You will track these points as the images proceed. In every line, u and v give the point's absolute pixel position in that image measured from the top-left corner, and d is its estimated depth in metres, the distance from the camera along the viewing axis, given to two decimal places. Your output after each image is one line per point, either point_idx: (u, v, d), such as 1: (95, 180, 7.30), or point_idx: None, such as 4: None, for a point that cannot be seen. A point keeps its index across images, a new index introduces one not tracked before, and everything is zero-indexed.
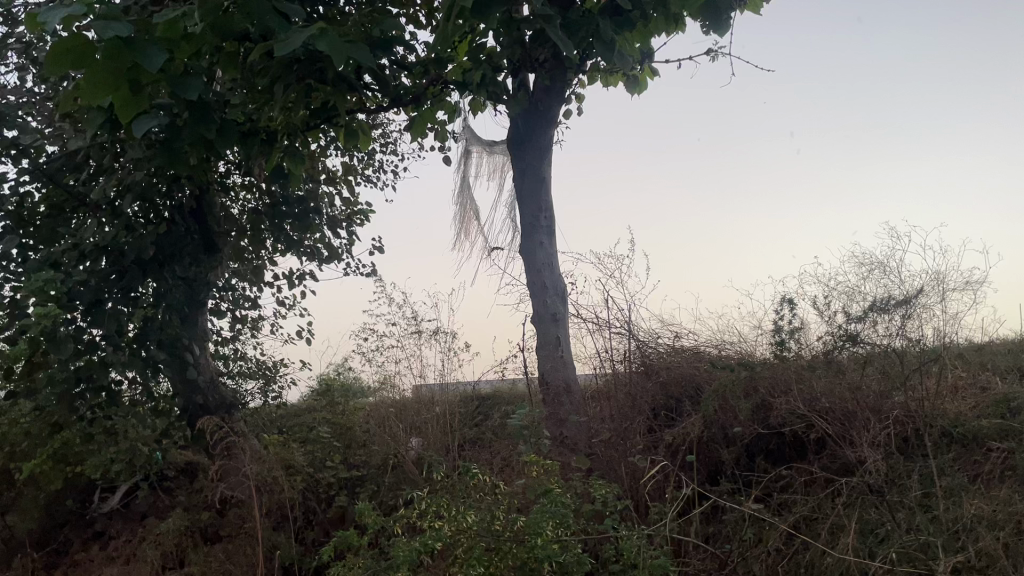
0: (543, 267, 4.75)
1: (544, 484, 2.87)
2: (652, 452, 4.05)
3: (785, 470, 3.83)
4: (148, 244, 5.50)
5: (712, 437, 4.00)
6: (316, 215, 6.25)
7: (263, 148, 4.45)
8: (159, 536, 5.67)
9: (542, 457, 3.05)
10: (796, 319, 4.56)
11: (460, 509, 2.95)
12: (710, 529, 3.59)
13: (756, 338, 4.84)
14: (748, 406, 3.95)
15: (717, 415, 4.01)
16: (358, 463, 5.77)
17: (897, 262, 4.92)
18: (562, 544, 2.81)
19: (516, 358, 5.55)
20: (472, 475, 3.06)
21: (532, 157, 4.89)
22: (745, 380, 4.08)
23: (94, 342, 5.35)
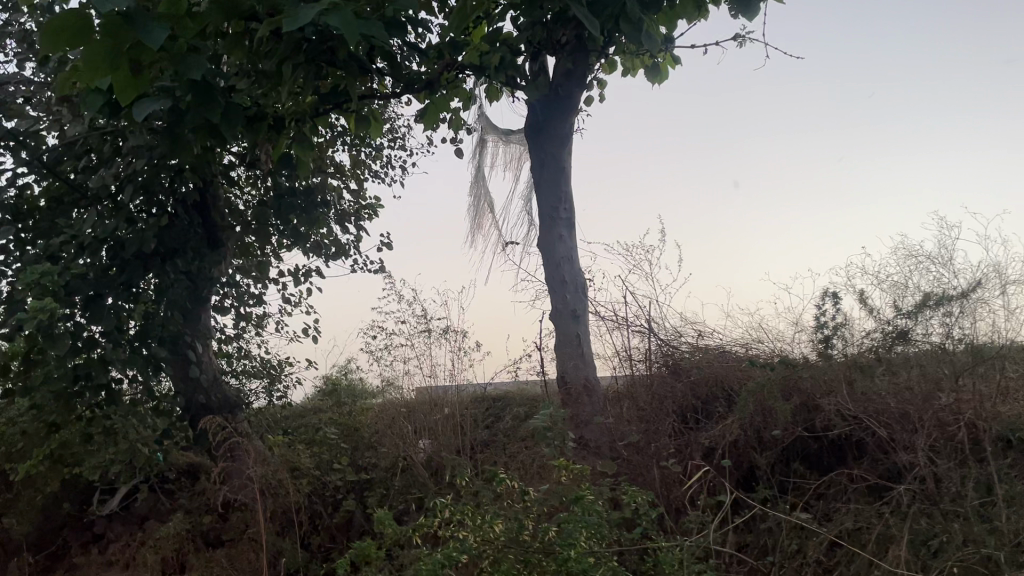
0: (562, 261, 4.55)
1: (575, 492, 2.65)
2: (683, 455, 3.85)
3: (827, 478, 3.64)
4: (150, 239, 5.29)
5: (746, 440, 3.80)
6: (324, 208, 6.04)
7: (271, 135, 4.24)
8: (159, 541, 5.46)
9: (572, 462, 2.84)
10: (839, 314, 4.31)
11: (483, 518, 2.74)
12: (746, 538, 3.39)
13: (794, 335, 4.60)
14: (784, 407, 3.73)
15: (753, 417, 3.80)
16: (368, 465, 5.55)
17: (947, 253, 4.64)
18: (596, 557, 2.56)
19: (530, 358, 5.36)
20: (497, 480, 2.85)
21: (550, 145, 4.69)
22: (778, 380, 3.87)
23: (94, 339, 5.14)
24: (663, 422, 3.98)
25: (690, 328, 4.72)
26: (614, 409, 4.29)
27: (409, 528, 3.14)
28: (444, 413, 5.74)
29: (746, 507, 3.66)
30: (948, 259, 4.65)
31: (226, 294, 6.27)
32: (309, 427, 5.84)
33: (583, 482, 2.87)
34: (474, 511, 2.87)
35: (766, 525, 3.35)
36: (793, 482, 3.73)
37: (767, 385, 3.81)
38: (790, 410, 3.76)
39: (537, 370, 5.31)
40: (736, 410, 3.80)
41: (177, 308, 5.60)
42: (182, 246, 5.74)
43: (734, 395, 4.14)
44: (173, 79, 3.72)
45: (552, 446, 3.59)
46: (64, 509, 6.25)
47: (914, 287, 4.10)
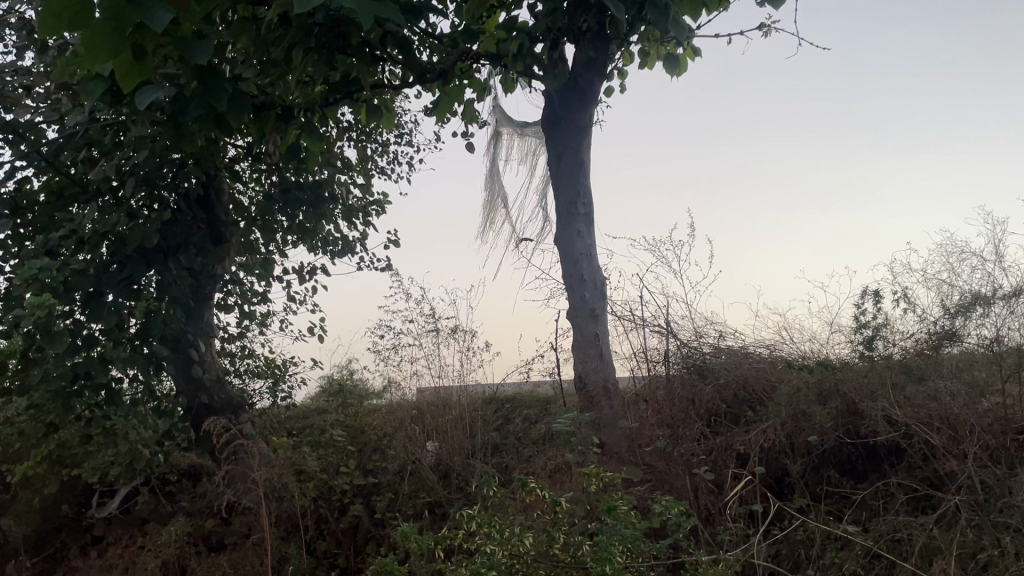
0: (581, 257, 4.41)
1: (608, 502, 2.50)
2: (711, 461, 3.72)
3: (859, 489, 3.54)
4: (152, 233, 5.12)
5: (778, 445, 3.67)
6: (331, 203, 5.88)
7: (279, 126, 4.00)
8: (159, 546, 5.31)
9: (600, 469, 2.69)
10: (881, 314, 4.21)
11: (509, 531, 2.59)
12: (777, 546, 3.28)
13: (830, 335, 4.49)
14: (823, 411, 3.64)
15: (785, 423, 3.71)
16: (376, 468, 5.39)
17: (984, 257, 4.58)
18: (630, 572, 2.40)
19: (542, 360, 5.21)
20: (527, 488, 2.72)
21: (568, 137, 4.54)
22: (811, 384, 3.76)
23: (94, 337, 4.99)
24: (690, 427, 3.84)
25: (712, 329, 4.56)
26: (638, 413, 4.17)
27: (426, 539, 2.98)
28: (453, 414, 5.59)
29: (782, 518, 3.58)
30: (985, 263, 4.59)
31: (231, 292, 6.13)
32: (315, 429, 5.67)
33: (613, 491, 2.72)
34: (496, 520, 2.71)
35: (800, 533, 3.24)
36: (828, 492, 3.62)
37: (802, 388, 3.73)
38: (828, 414, 3.69)
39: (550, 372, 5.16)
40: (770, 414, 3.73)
41: (179, 305, 5.45)
42: (184, 240, 5.55)
43: (764, 398, 4.00)
44: (179, 65, 3.56)
45: (575, 450, 3.43)
46: (62, 512, 6.08)
47: (960, 286, 4.01)
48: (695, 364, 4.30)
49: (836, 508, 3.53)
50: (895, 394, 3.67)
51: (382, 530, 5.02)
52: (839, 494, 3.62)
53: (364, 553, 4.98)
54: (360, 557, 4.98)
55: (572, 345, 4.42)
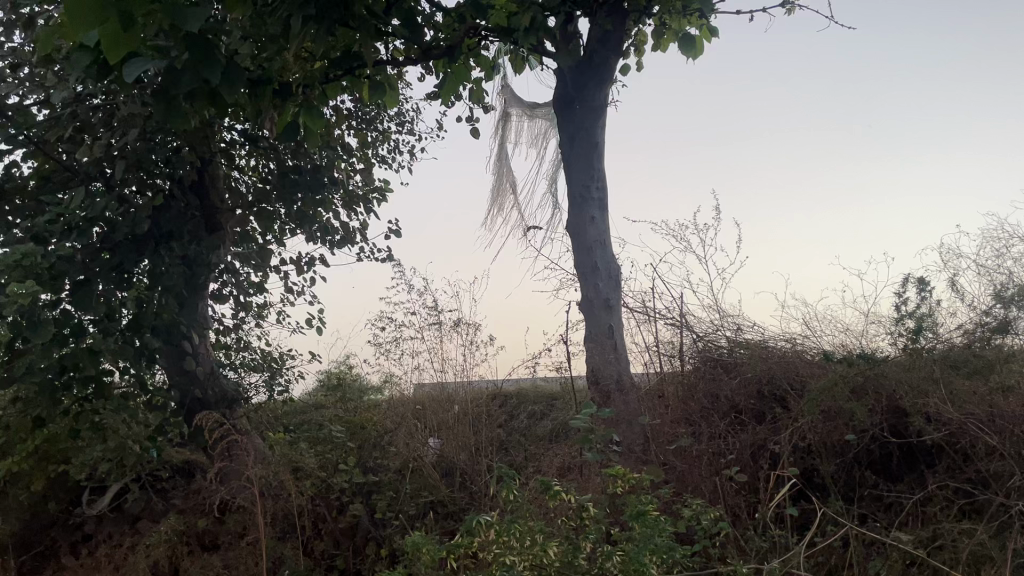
0: (595, 245, 4.19)
1: (636, 507, 2.32)
2: (736, 461, 3.60)
3: (891, 490, 3.44)
4: (144, 220, 4.95)
5: (812, 443, 3.48)
6: (331, 189, 5.64)
7: (275, 103, 3.75)
8: (150, 544, 5.09)
9: (627, 469, 2.50)
10: (925, 304, 4.06)
11: (534, 539, 2.44)
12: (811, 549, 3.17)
13: (866, 328, 4.33)
14: (860, 408, 3.46)
15: (819, 421, 3.51)
16: (377, 467, 5.15)
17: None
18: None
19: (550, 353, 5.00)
20: (549, 491, 2.52)
21: (583, 118, 4.35)
22: (843, 378, 3.56)
23: (83, 327, 4.78)
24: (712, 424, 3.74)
25: (729, 322, 4.35)
26: (658, 410, 3.99)
27: (438, 545, 2.75)
28: (455, 410, 5.38)
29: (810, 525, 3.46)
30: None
31: (226, 282, 5.91)
32: (312, 424, 5.45)
33: (641, 493, 2.53)
34: (525, 529, 2.49)
35: (844, 541, 3.12)
36: (860, 495, 3.48)
37: (834, 384, 3.55)
38: (866, 411, 3.48)
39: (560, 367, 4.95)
40: (802, 410, 3.54)
41: (171, 295, 5.20)
42: (178, 228, 5.38)
43: (792, 394, 3.80)
44: (169, 35, 3.33)
45: (594, 448, 3.21)
46: (50, 509, 5.83)
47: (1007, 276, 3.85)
48: (714, 359, 4.10)
49: (866, 510, 3.43)
50: (936, 390, 3.51)
51: (382, 530, 4.78)
52: (874, 496, 3.49)
53: (364, 554, 4.74)
54: (360, 558, 4.75)
55: (585, 337, 4.21)
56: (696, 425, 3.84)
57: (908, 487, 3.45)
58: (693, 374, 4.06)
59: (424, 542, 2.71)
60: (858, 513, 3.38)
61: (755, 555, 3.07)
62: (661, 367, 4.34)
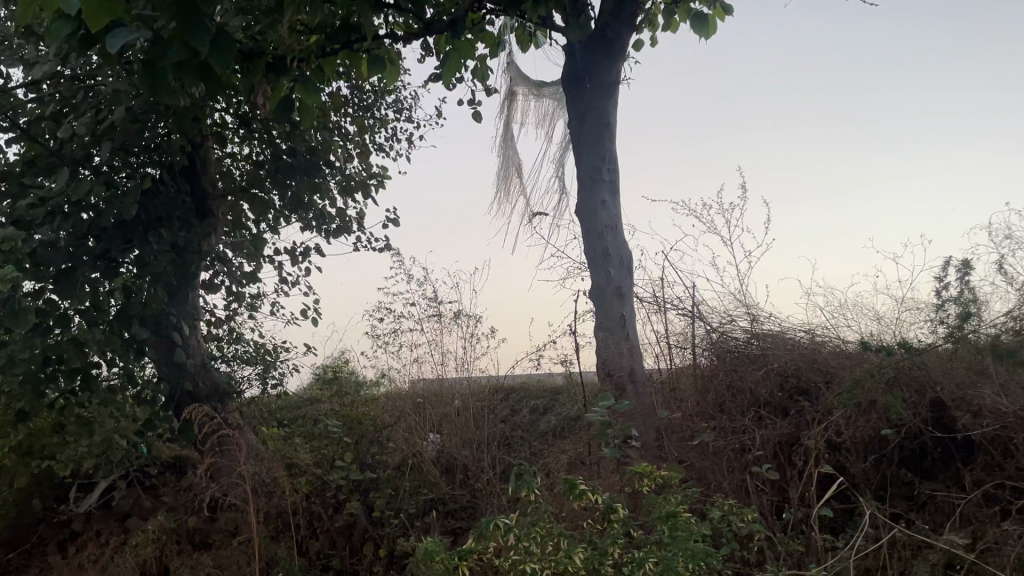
0: (607, 231, 4.02)
1: (665, 509, 2.31)
2: (764, 457, 3.51)
3: (921, 486, 3.34)
4: (131, 205, 4.72)
5: (847, 440, 3.38)
6: (319, 172, 5.37)
7: (269, 78, 3.53)
8: (138, 542, 4.90)
9: (655, 467, 2.36)
10: (963, 293, 3.86)
11: (557, 546, 2.39)
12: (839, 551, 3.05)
13: (896, 318, 4.13)
14: (895, 403, 3.33)
15: (856, 414, 3.40)
16: (374, 462, 4.95)
17: None
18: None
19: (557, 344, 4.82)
20: (573, 492, 2.36)
21: (593, 96, 4.17)
22: (875, 370, 3.44)
23: (68, 317, 4.55)
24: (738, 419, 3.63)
25: (742, 311, 4.19)
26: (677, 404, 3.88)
27: (452, 552, 2.55)
28: (455, 405, 5.16)
29: (837, 524, 3.31)
30: None
31: (219, 271, 5.69)
32: (307, 419, 5.27)
33: (670, 493, 2.41)
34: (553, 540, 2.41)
35: (884, 547, 3.01)
36: (890, 494, 3.38)
37: (865, 378, 3.42)
38: (906, 407, 3.37)
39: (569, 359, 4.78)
40: (834, 403, 3.43)
41: (160, 284, 5.05)
42: (168, 214, 5.19)
43: (819, 388, 3.66)
44: (155, 4, 3.10)
45: (611, 444, 3.02)
46: (35, 506, 5.61)
47: None
48: (728, 352, 3.96)
49: (896, 507, 3.33)
50: (969, 385, 3.39)
51: (380, 530, 4.58)
52: (904, 495, 3.40)
53: (362, 555, 4.54)
54: (358, 558, 4.57)
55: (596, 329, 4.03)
56: (719, 420, 3.72)
57: (939, 484, 3.35)
58: (713, 367, 3.93)
59: (434, 546, 2.52)
60: (890, 512, 3.28)
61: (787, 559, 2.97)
62: (672, 359, 4.16)
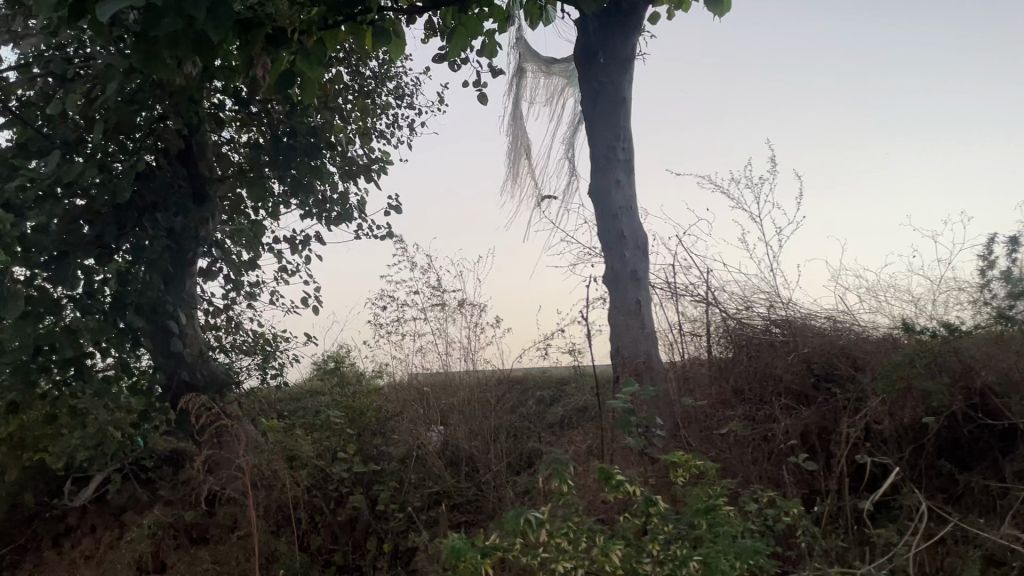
0: (620, 212, 4.41)
1: (705, 503, 2.36)
2: (792, 446, 3.46)
3: (960, 476, 3.29)
4: (126, 189, 4.55)
5: (886, 428, 3.33)
6: (319, 154, 5.14)
7: (267, 51, 3.34)
8: (135, 536, 4.75)
9: (690, 456, 2.38)
10: (997, 281, 3.69)
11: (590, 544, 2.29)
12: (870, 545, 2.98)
13: (926, 309, 3.96)
14: (936, 389, 3.23)
15: (888, 400, 3.34)
16: (376, 453, 4.83)
17: None
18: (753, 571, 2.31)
19: (577, 333, 4.77)
20: (609, 481, 2.37)
21: (603, 75, 4.60)
22: (912, 358, 3.34)
23: (60, 304, 4.38)
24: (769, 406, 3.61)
25: (760, 298, 4.13)
26: (704, 390, 3.88)
27: (472, 549, 2.40)
28: (462, 395, 4.99)
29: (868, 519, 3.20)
30: None
31: (217, 257, 5.52)
32: (307, 411, 5.12)
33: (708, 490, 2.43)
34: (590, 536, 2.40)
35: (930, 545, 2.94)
36: (924, 486, 3.33)
37: (906, 362, 3.29)
38: (948, 392, 3.29)
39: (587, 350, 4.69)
40: (877, 388, 3.32)
41: (157, 271, 4.87)
42: (164, 199, 5.03)
43: (847, 374, 3.62)
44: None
45: (634, 434, 2.90)
46: (27, 500, 5.44)
47: None
48: (751, 340, 3.91)
49: (934, 499, 3.28)
50: (1009, 373, 3.30)
51: (384, 524, 4.44)
52: (939, 487, 3.36)
53: (364, 549, 4.39)
54: (361, 553, 4.42)
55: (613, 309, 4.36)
56: (742, 408, 3.75)
57: (975, 474, 3.30)
58: (740, 357, 3.90)
59: (456, 541, 2.37)
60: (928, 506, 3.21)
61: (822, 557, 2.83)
62: (686, 347, 4.19)
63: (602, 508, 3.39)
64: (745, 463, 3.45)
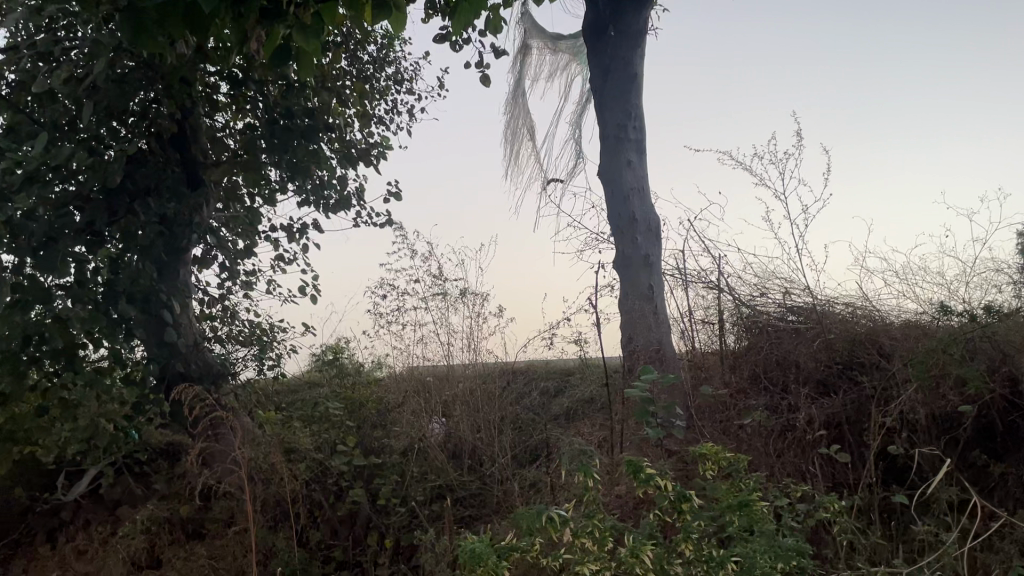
0: (631, 193, 4.57)
1: (738, 499, 2.33)
2: (815, 437, 3.38)
3: (997, 469, 3.17)
4: (117, 173, 4.40)
5: (919, 419, 3.24)
6: (314, 136, 5.02)
7: (261, 23, 3.10)
8: (129, 532, 4.60)
9: (719, 450, 2.51)
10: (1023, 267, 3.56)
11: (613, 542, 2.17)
12: (914, 544, 2.93)
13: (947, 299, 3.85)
14: (972, 376, 3.18)
15: (926, 391, 3.24)
16: (376, 449, 4.63)
17: None
18: (787, 566, 2.25)
19: (588, 323, 4.63)
20: (638, 476, 2.35)
21: (615, 55, 4.74)
22: (937, 346, 3.28)
23: (50, 292, 4.23)
24: (796, 392, 3.54)
25: (775, 284, 4.07)
26: (724, 377, 3.83)
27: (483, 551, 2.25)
28: (462, 387, 4.95)
29: (899, 515, 3.11)
30: None
31: (211, 246, 5.37)
32: (305, 402, 4.98)
33: (739, 493, 2.37)
34: (615, 530, 2.39)
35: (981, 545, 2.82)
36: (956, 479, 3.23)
37: (939, 348, 3.27)
38: (981, 379, 3.20)
39: (598, 341, 4.58)
40: (909, 374, 3.33)
41: (150, 258, 4.73)
42: (156, 185, 4.88)
43: (871, 362, 3.60)
44: None
45: (651, 425, 2.78)
46: (18, 495, 5.30)
47: None
48: (766, 327, 3.89)
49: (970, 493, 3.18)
50: None
51: (384, 519, 4.29)
52: (971, 479, 3.29)
53: (365, 545, 4.25)
54: (361, 548, 4.28)
55: (626, 292, 4.44)
56: (764, 397, 3.65)
57: (1009, 466, 3.20)
58: (760, 343, 3.85)
59: (475, 547, 2.26)
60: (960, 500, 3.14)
61: (859, 557, 2.73)
62: (697, 335, 4.12)
63: (617, 503, 3.23)
64: (771, 455, 3.35)
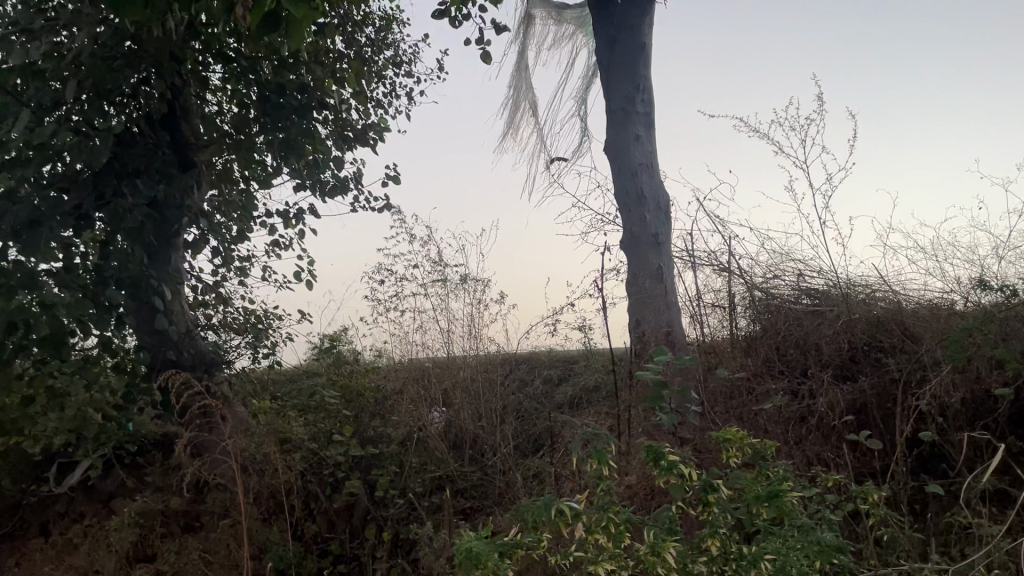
0: (640, 169, 4.44)
1: (763, 489, 2.16)
2: (834, 424, 3.23)
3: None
4: (104, 154, 4.23)
5: (950, 405, 3.09)
6: (308, 114, 4.86)
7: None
8: (119, 525, 4.43)
9: (744, 436, 2.32)
10: None
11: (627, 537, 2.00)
12: (951, 536, 2.76)
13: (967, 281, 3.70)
14: (1006, 358, 3.05)
15: (953, 379, 3.14)
16: (373, 438, 4.47)
17: None
18: (816, 561, 2.08)
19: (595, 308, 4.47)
20: (659, 464, 2.19)
21: (622, 26, 4.62)
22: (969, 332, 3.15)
23: (35, 277, 4.06)
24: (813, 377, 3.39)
25: (789, 266, 3.97)
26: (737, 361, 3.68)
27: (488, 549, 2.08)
28: (464, 375, 4.78)
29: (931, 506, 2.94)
30: None
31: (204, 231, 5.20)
32: (301, 391, 4.83)
33: (760, 484, 2.20)
34: (630, 525, 2.22)
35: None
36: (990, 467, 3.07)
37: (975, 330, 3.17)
38: (1011, 363, 3.06)
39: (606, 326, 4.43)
40: (940, 357, 3.20)
41: (138, 242, 4.55)
42: (146, 167, 4.71)
43: (894, 343, 3.48)
44: None
45: (663, 412, 2.62)
46: (7, 488, 5.14)
47: None
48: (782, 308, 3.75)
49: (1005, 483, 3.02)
50: None
51: (383, 511, 4.12)
52: (1004, 468, 3.14)
53: (363, 538, 4.08)
54: (359, 541, 4.11)
55: (635, 273, 4.30)
56: (780, 382, 3.50)
57: None
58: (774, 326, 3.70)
59: (472, 545, 2.10)
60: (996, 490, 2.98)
61: (893, 554, 2.56)
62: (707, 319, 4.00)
63: (627, 493, 3.11)
64: (791, 443, 3.20)
